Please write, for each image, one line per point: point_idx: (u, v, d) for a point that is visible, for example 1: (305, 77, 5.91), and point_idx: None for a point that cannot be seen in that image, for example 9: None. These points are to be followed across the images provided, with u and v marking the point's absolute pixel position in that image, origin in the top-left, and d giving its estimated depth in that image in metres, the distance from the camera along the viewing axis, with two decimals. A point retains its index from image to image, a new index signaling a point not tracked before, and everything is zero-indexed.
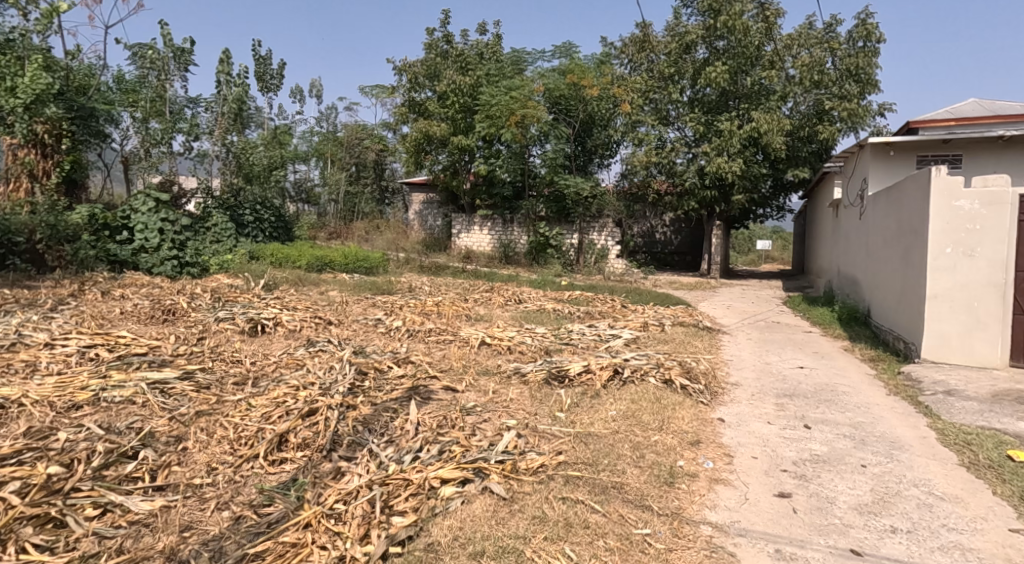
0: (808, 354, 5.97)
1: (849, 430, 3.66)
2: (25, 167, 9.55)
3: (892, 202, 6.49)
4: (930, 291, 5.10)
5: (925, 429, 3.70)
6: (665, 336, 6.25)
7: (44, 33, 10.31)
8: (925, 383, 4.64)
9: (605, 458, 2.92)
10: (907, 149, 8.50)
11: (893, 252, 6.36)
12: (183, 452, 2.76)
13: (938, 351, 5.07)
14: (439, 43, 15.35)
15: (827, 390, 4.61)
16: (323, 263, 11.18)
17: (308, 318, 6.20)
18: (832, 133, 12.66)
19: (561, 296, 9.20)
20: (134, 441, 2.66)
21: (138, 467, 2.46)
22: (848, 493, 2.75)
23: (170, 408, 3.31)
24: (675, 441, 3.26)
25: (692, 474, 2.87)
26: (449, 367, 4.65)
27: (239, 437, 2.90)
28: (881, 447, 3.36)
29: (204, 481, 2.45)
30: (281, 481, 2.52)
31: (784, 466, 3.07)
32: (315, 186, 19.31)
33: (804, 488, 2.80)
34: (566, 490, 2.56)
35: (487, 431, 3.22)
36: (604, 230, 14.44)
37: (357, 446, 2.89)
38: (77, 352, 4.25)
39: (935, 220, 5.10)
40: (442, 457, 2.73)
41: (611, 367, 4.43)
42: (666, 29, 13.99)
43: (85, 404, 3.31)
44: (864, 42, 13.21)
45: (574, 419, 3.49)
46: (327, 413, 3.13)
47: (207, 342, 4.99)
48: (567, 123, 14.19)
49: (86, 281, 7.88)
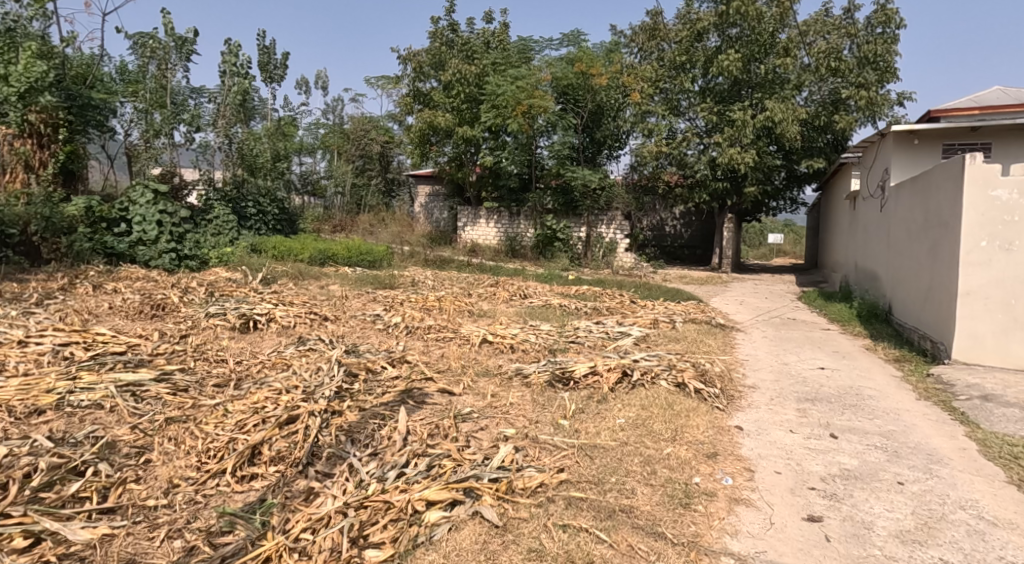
0: (829, 353, 5.65)
1: (880, 440, 3.33)
2: (20, 157, 9.20)
3: (918, 192, 6.12)
4: (963, 287, 4.75)
5: (964, 440, 3.37)
6: (676, 334, 5.91)
7: (39, 19, 10.27)
8: (958, 387, 4.30)
9: (612, 477, 2.62)
10: (933, 138, 8.08)
11: (919, 245, 5.99)
12: (144, 465, 2.51)
13: (971, 350, 4.74)
14: (444, 31, 15.05)
15: (851, 393, 4.29)
16: (325, 257, 10.86)
17: (304, 314, 5.92)
18: (849, 122, 12.25)
19: (568, 291, 8.86)
20: (87, 454, 2.42)
21: (87, 485, 2.20)
22: (886, 517, 2.44)
23: (140, 414, 3.07)
24: (690, 454, 2.96)
25: (710, 493, 2.57)
26: (447, 367, 4.37)
27: (208, 448, 2.64)
28: (918, 461, 3.04)
29: (160, 503, 2.19)
30: (247, 502, 2.25)
31: (811, 483, 2.76)
32: (321, 178, 18.98)
33: (836, 510, 2.49)
34: (567, 515, 2.26)
35: (483, 442, 2.93)
36: (613, 223, 13.93)
37: (337, 460, 2.61)
38: (51, 350, 4.00)
39: (970, 212, 4.75)
40: (430, 474, 2.44)
41: (620, 368, 4.13)
42: (677, 16, 13.59)
43: (48, 409, 3.06)
44: (883, 28, 12.78)
45: (578, 428, 3.19)
46: (307, 421, 2.86)
47: (192, 340, 4.71)
48: (575, 114, 13.85)
49: (78, 275, 7.63)
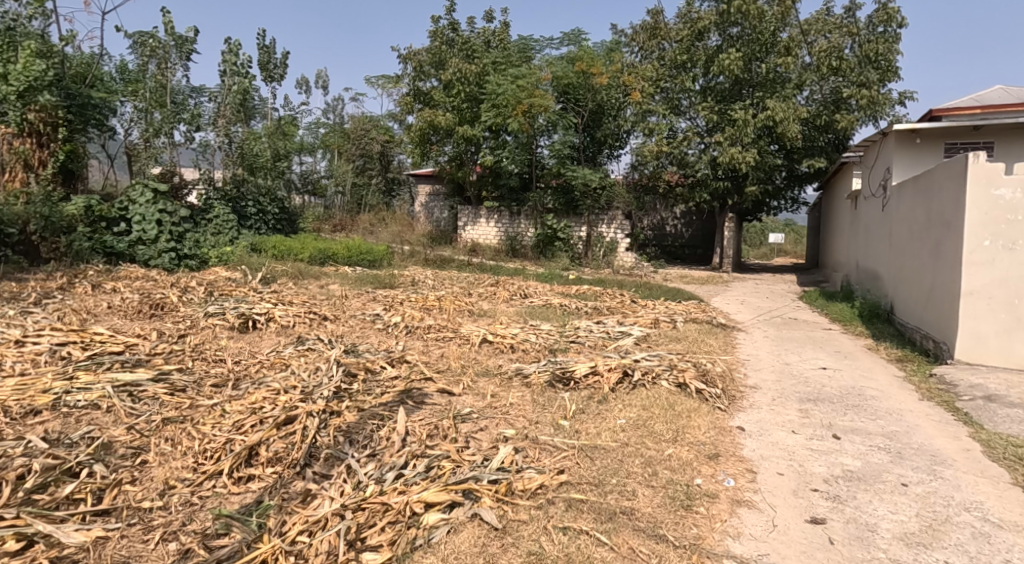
0: (831, 353, 5.62)
1: (883, 441, 3.30)
2: (19, 156, 9.24)
3: (920, 191, 6.08)
4: (966, 287, 4.72)
5: (968, 440, 3.34)
6: (677, 334, 5.88)
7: (38, 18, 10.25)
8: (961, 387, 4.27)
9: (612, 478, 2.59)
10: (935, 137, 8.04)
11: (921, 245, 5.96)
12: (140, 466, 2.49)
13: (974, 350, 4.71)
14: (444, 31, 15.02)
15: (853, 393, 4.26)
16: (325, 257, 10.84)
17: (303, 314, 5.89)
18: (850, 122, 12.22)
19: (568, 291, 8.83)
20: (82, 455, 2.40)
21: (81, 486, 2.18)
22: (890, 519, 2.41)
23: (137, 414, 3.04)
24: (692, 455, 2.93)
25: (712, 494, 2.54)
26: (447, 367, 4.35)
27: (205, 449, 2.61)
28: (921, 462, 3.01)
29: (155, 505, 2.16)
30: (243, 504, 2.23)
31: (814, 484, 2.73)
32: (321, 178, 18.93)
33: (839, 512, 2.47)
34: (567, 517, 2.24)
35: (483, 443, 2.90)
36: (614, 223, 13.92)
37: (335, 461, 2.58)
38: (48, 349, 3.97)
39: (973, 211, 4.71)
40: (428, 475, 2.42)
41: (620, 369, 4.11)
42: (678, 15, 13.57)
43: (44, 409, 3.04)
44: (884, 28, 12.74)
45: (579, 428, 3.17)
46: (305, 422, 2.83)
47: (191, 340, 4.68)
48: (575, 113, 13.81)
49: (77, 274, 7.62)
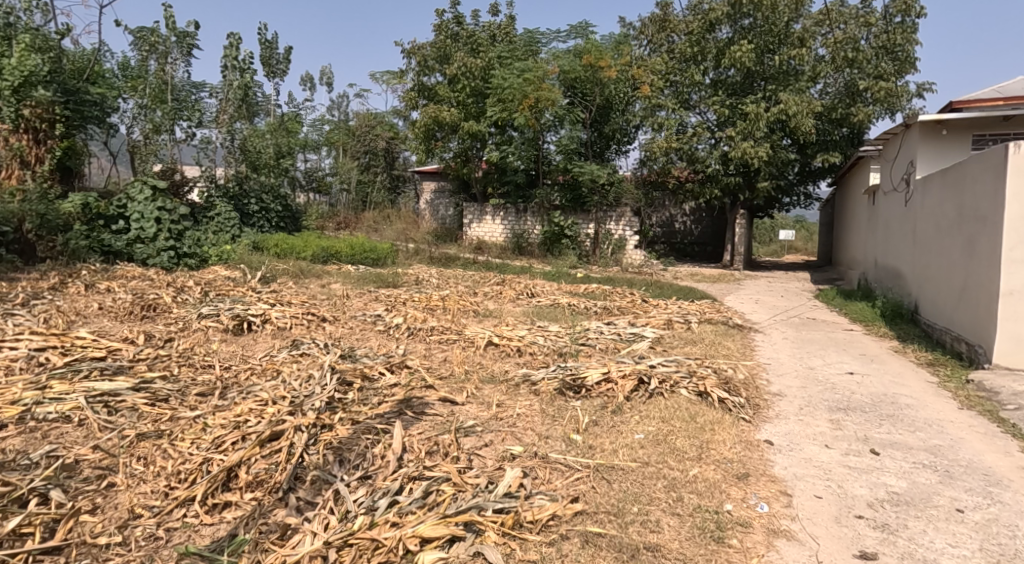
0: (856, 356, 5.31)
1: (928, 458, 3.00)
2: (15, 153, 8.92)
3: (950, 183, 5.74)
4: (1006, 287, 4.39)
5: (1020, 457, 3.04)
6: (693, 335, 5.59)
7: (31, 11, 10.00)
8: (1004, 395, 3.95)
9: (633, 507, 2.30)
10: (962, 129, 7.67)
11: (952, 240, 5.63)
12: (106, 491, 2.23)
13: (1015, 354, 4.39)
14: (449, 24, 14.73)
15: (887, 402, 3.95)
16: (327, 254, 10.59)
17: (300, 315, 5.61)
18: (867, 115, 11.81)
19: (576, 290, 8.53)
20: (38, 480, 2.15)
21: (31, 518, 1.93)
22: (950, 555, 2.12)
23: (111, 427, 2.79)
24: (719, 475, 2.65)
25: (744, 523, 2.25)
26: (449, 373, 4.06)
27: (179, 471, 2.35)
28: (974, 482, 2.71)
29: (114, 541, 1.90)
30: (215, 539, 1.96)
31: (857, 510, 2.44)
32: (326, 175, 18.31)
33: (891, 545, 2.17)
34: (584, 556, 1.97)
35: (487, 462, 2.62)
36: (622, 219, 13.57)
37: (323, 483, 2.31)
38: (25, 356, 3.73)
39: (1014, 205, 4.38)
40: (425, 503, 2.15)
41: (635, 376, 3.80)
42: (688, 7, 13.21)
43: (9, 423, 2.79)
44: (902, 18, 12.36)
45: (592, 444, 2.88)
46: (291, 438, 2.57)
47: (178, 344, 4.41)
48: (583, 107, 13.39)
49: (71, 273, 7.37)
